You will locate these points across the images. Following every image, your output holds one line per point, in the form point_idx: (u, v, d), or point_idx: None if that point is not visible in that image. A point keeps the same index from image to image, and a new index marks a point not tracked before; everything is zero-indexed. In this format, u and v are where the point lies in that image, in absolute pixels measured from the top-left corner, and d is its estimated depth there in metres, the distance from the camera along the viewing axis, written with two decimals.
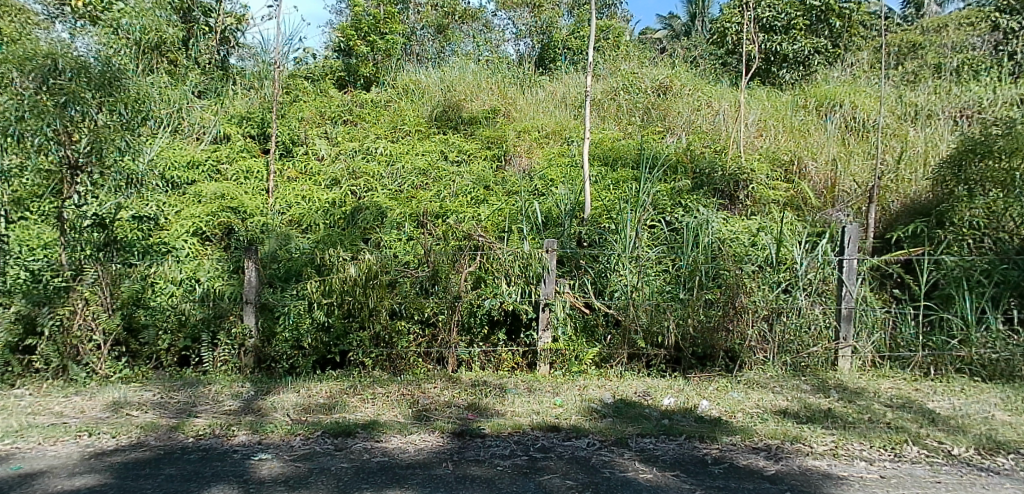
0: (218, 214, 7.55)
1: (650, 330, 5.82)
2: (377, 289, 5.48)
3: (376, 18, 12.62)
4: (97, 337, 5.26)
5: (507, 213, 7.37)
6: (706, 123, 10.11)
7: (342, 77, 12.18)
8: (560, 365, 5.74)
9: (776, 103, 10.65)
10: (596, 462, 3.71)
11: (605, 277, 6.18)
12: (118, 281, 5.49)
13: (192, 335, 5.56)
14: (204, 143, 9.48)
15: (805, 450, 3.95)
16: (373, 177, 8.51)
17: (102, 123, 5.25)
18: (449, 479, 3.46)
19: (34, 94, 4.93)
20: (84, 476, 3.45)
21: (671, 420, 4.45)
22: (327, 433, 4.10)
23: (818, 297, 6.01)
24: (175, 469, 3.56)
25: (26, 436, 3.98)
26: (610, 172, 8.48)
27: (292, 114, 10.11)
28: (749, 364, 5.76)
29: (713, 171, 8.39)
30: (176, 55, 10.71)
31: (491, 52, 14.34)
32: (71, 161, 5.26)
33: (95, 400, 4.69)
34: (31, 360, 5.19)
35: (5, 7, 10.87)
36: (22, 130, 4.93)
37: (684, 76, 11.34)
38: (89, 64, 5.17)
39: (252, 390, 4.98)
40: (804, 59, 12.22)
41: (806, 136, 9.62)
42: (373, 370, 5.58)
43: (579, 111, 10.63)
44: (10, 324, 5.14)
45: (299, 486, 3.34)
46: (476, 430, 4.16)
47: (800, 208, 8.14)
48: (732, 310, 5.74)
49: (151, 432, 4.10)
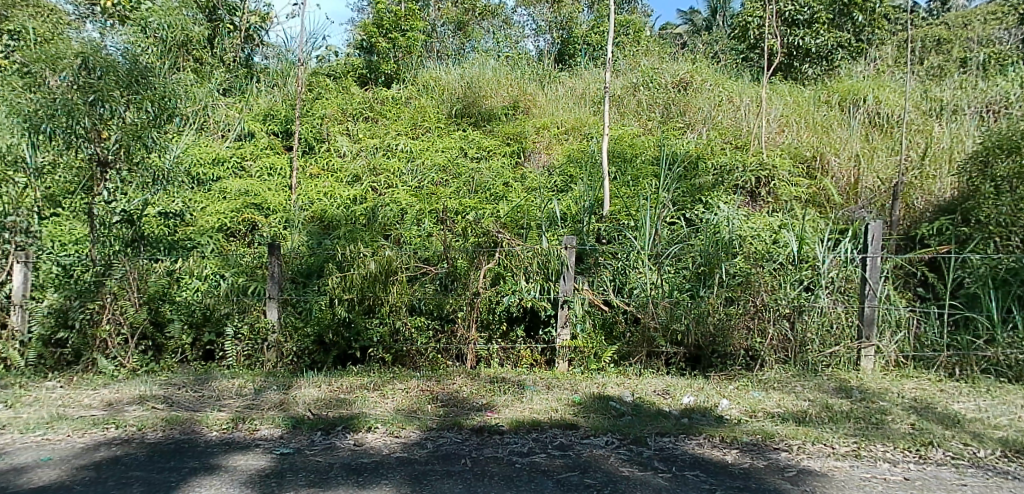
0: (242, 211, 7.62)
1: (669, 327, 5.80)
2: (397, 285, 5.59)
3: (397, 15, 12.60)
4: (124, 330, 5.40)
5: (525, 209, 7.36)
6: (727, 120, 10.02)
7: (363, 74, 12.29)
8: (578, 362, 5.82)
9: (799, 99, 10.55)
10: (614, 461, 3.72)
11: (625, 274, 6.18)
12: (145, 276, 5.58)
13: (215, 329, 5.58)
14: (229, 140, 9.59)
15: (827, 451, 3.94)
16: (394, 174, 8.58)
17: (131, 120, 5.34)
18: (467, 476, 3.49)
19: (64, 93, 5.05)
20: (110, 468, 3.51)
21: (690, 419, 4.45)
22: (347, 428, 4.15)
23: (840, 295, 6.00)
24: (199, 462, 3.62)
25: (56, 427, 4.07)
26: (631, 168, 8.45)
27: (315, 111, 10.17)
28: (769, 363, 5.73)
29: (734, 168, 8.31)
30: (201, 53, 10.81)
31: (511, 48, 14.31)
32: (100, 158, 5.35)
33: (122, 393, 4.78)
34: (62, 353, 5.39)
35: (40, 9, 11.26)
36: (53, 127, 5.05)
37: (704, 72, 11.25)
38: (118, 62, 5.25)
39: (274, 385, 5.04)
40: (826, 53, 12.06)
41: (829, 132, 9.50)
42: (393, 365, 5.65)
43: (598, 107, 10.58)
44: (43, 317, 5.34)
45: (321, 481, 3.38)
46: (495, 427, 4.19)
47: (822, 205, 8.06)
48: (753, 309, 5.72)
49: (176, 426, 4.17)
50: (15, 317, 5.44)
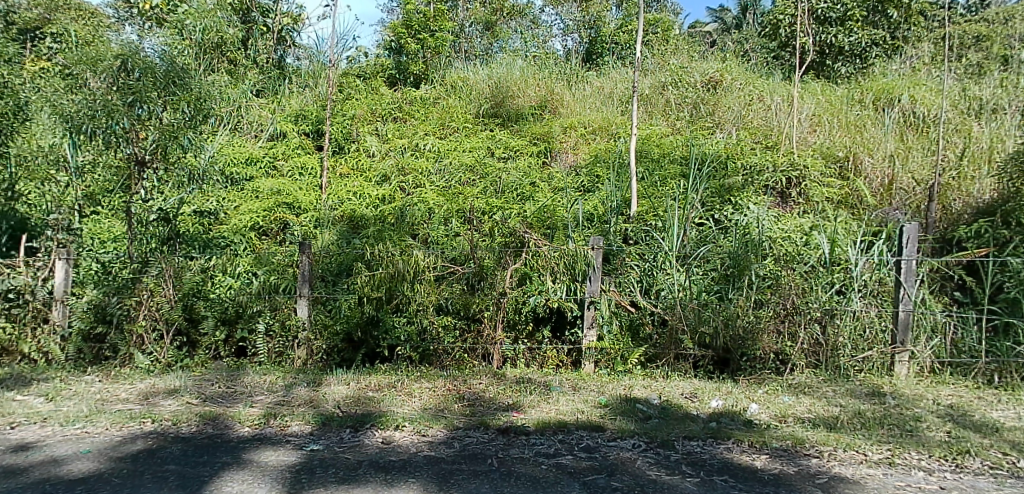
0: (274, 210, 7.74)
1: (698, 330, 5.72)
2: (425, 285, 5.61)
3: (426, 15, 12.68)
4: (160, 327, 5.53)
5: (552, 209, 7.35)
6: (758, 119, 9.88)
7: (392, 75, 12.39)
8: (604, 364, 5.81)
9: (831, 97, 10.36)
10: (641, 464, 3.70)
11: (652, 275, 6.11)
12: (180, 273, 5.68)
13: (248, 326, 5.66)
14: (262, 140, 9.75)
15: (860, 458, 3.86)
16: (422, 174, 8.64)
17: (167, 121, 5.44)
18: (494, 476, 3.50)
19: (104, 93, 5.21)
20: (146, 462, 3.59)
21: (718, 423, 4.40)
22: (375, 426, 4.19)
23: (873, 299, 5.90)
24: (231, 457, 3.69)
25: (95, 421, 4.18)
26: (659, 168, 8.36)
27: (345, 112, 10.27)
28: (800, 367, 5.64)
29: (764, 169, 8.21)
30: (236, 55, 10.98)
31: (539, 47, 14.29)
32: (138, 158, 5.46)
33: (157, 388, 4.90)
34: (100, 348, 5.55)
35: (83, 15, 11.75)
36: (95, 127, 5.23)
37: (734, 70, 11.11)
38: (155, 64, 5.36)
39: (304, 382, 5.11)
40: (860, 51, 11.84)
41: (862, 131, 9.31)
42: (420, 364, 5.69)
43: (626, 107, 10.53)
44: (83, 313, 5.51)
45: (349, 478, 3.42)
46: (521, 427, 4.19)
47: (855, 207, 7.92)
48: (783, 312, 5.67)
49: (209, 421, 4.25)
50: (57, 312, 5.60)
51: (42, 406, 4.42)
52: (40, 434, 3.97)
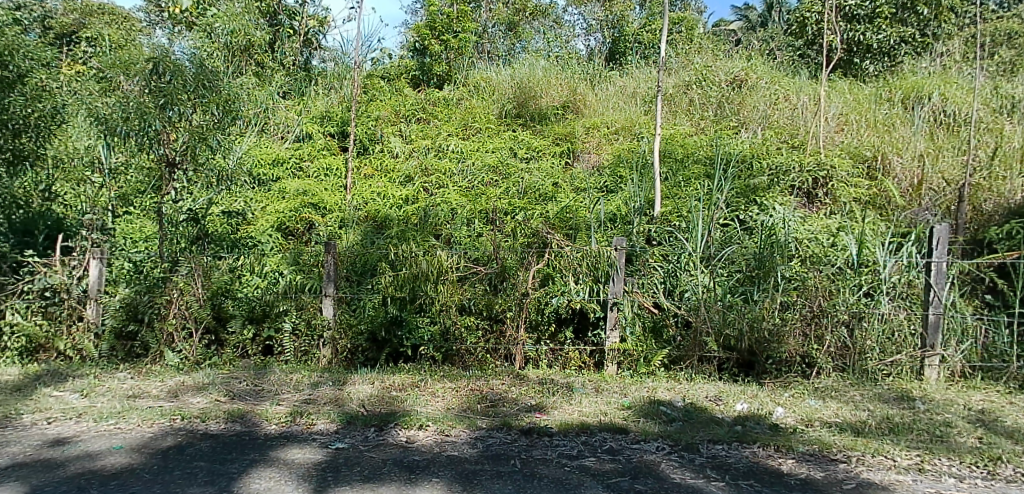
0: (300, 211, 7.86)
1: (723, 332, 5.65)
2: (448, 285, 5.64)
3: (449, 16, 12.75)
4: (190, 325, 5.63)
5: (574, 210, 7.35)
6: (784, 118, 9.76)
7: (416, 76, 12.45)
8: (627, 365, 5.77)
9: (859, 96, 10.20)
10: (664, 467, 3.68)
11: (676, 276, 6.08)
12: (209, 272, 5.78)
13: (275, 325, 5.75)
14: (288, 142, 9.87)
15: (888, 463, 3.80)
16: (445, 174, 8.68)
17: (197, 123, 5.57)
18: (517, 477, 3.51)
19: (138, 96, 5.31)
20: (176, 458, 3.66)
21: (744, 427, 4.36)
22: (399, 425, 4.22)
23: (902, 301, 5.79)
24: (258, 454, 3.74)
25: (127, 417, 4.27)
26: (683, 169, 8.30)
27: (369, 113, 10.34)
28: (827, 371, 5.55)
29: (790, 169, 8.13)
30: (263, 57, 11.13)
31: (561, 47, 14.27)
32: (169, 159, 5.62)
33: (187, 385, 4.99)
34: (132, 346, 5.68)
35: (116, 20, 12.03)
36: (128, 129, 5.34)
37: (760, 69, 10.99)
38: (185, 68, 5.44)
39: (329, 380, 5.18)
40: (889, 49, 11.63)
41: (891, 130, 9.14)
42: (443, 364, 5.72)
43: (649, 106, 10.48)
44: (116, 311, 5.66)
45: (373, 477, 3.45)
46: (544, 429, 4.20)
47: (883, 207, 7.80)
48: (810, 314, 5.58)
49: (237, 418, 4.32)
50: (91, 310, 5.74)
51: (77, 402, 4.53)
52: (75, 430, 4.06)
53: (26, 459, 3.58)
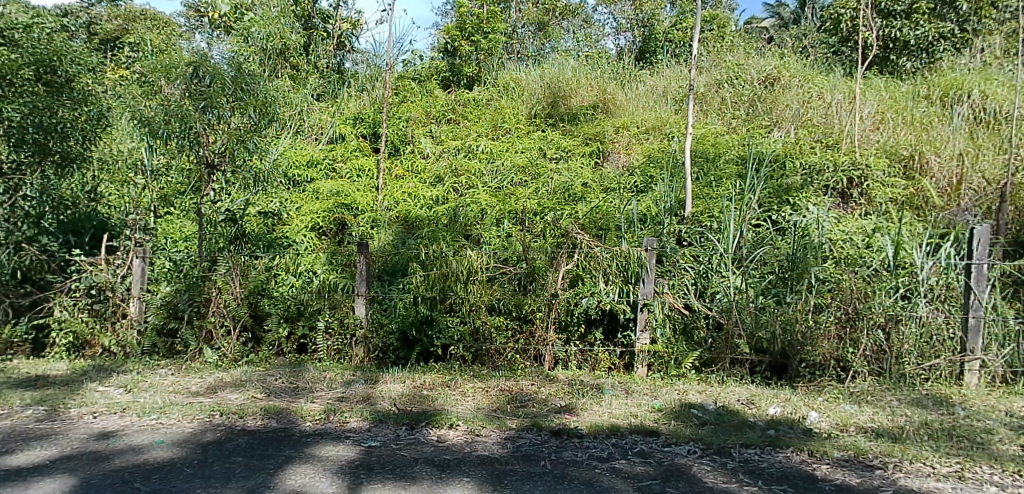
0: (334, 211, 7.98)
1: (754, 334, 5.59)
2: (477, 285, 5.70)
3: (479, 17, 12.80)
4: (227, 323, 5.75)
5: (604, 209, 7.33)
6: (818, 117, 9.59)
7: (446, 77, 12.51)
8: (657, 368, 5.75)
9: (896, 94, 9.99)
10: (696, 471, 3.66)
11: (707, 278, 6.03)
12: (246, 272, 5.91)
13: (309, 323, 5.85)
14: (322, 143, 10.03)
15: (927, 470, 3.73)
16: (475, 174, 8.72)
17: (235, 125, 5.72)
18: (548, 478, 3.52)
19: (179, 99, 5.47)
20: (215, 453, 3.75)
21: (777, 431, 4.31)
22: (430, 424, 4.27)
23: (941, 304, 5.63)
24: (293, 451, 3.81)
25: (168, 412, 4.39)
26: (714, 168, 8.22)
27: (400, 114, 10.44)
28: (862, 375, 5.47)
29: (824, 168, 8.00)
30: (298, 60, 11.36)
31: (591, 47, 14.21)
32: (208, 160, 5.79)
33: (225, 381, 5.12)
34: (173, 343, 5.86)
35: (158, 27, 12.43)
36: (169, 132, 5.50)
37: (794, 67, 10.83)
38: (224, 71, 5.58)
39: (362, 379, 5.25)
40: (927, 45, 11.36)
41: (929, 129, 8.93)
42: (472, 364, 5.76)
43: (680, 106, 10.40)
44: (158, 309, 5.83)
45: (405, 475, 3.50)
46: (574, 430, 4.21)
47: (921, 208, 7.61)
48: (845, 317, 5.49)
49: (273, 415, 4.41)
50: (134, 307, 5.89)
51: (121, 397, 4.68)
52: (119, 424, 4.19)
53: (73, 452, 3.71)
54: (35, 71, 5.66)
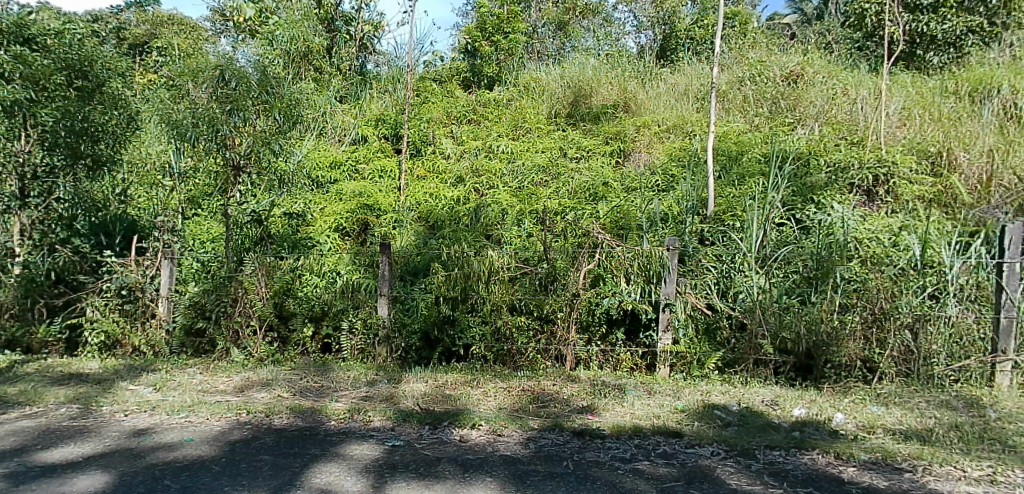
0: (356, 212, 8.06)
1: (779, 335, 5.51)
2: (498, 285, 5.73)
3: (499, 17, 12.81)
4: (253, 322, 5.84)
5: (625, 209, 7.30)
6: (843, 114, 9.45)
7: (466, 78, 12.55)
8: (679, 368, 5.73)
9: (923, 89, 9.80)
10: (720, 473, 3.64)
11: (729, 278, 5.97)
12: (272, 272, 6.01)
13: (333, 323, 5.93)
14: (345, 144, 10.13)
15: (958, 474, 3.66)
16: (495, 175, 8.73)
17: (261, 128, 5.80)
18: (571, 478, 3.53)
19: (206, 103, 5.58)
20: (243, 451, 3.81)
21: (802, 433, 4.26)
22: (453, 424, 4.29)
23: (971, 304, 5.52)
24: (319, 449, 3.86)
25: (197, 411, 4.47)
26: (737, 167, 8.15)
27: (421, 115, 10.49)
28: (889, 376, 5.38)
29: (849, 165, 7.89)
30: (321, 63, 11.48)
31: (612, 45, 14.16)
32: (234, 163, 5.88)
33: (251, 381, 5.20)
34: (201, 342, 5.95)
35: (186, 32, 12.65)
36: (197, 135, 5.61)
37: (817, 63, 10.69)
38: (249, 74, 5.68)
39: (385, 378, 5.28)
40: (955, 40, 11.14)
41: (957, 125, 8.75)
42: (494, 364, 5.75)
43: (702, 104, 10.32)
44: (186, 309, 5.91)
45: (428, 474, 3.52)
46: (596, 430, 4.20)
47: (950, 206, 7.47)
48: (871, 317, 5.41)
49: (299, 414, 4.47)
50: (163, 308, 6.03)
51: (151, 396, 4.77)
52: (150, 422, 4.28)
53: (106, 449, 3.79)
54: (67, 77, 5.81)
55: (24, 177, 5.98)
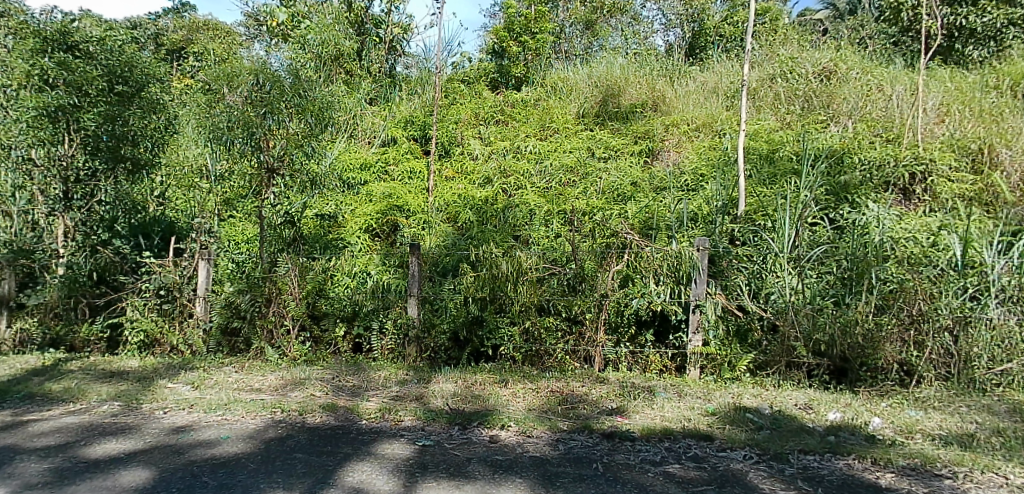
0: (386, 213, 8.14)
1: (812, 337, 5.43)
2: (527, 285, 5.74)
3: (527, 17, 12.80)
4: (287, 322, 5.98)
5: (654, 209, 7.25)
6: (877, 110, 9.25)
7: (494, 78, 12.58)
8: (710, 370, 5.67)
9: (962, 84, 9.54)
10: (752, 477, 3.59)
11: (761, 278, 5.89)
12: (304, 272, 6.10)
13: (365, 323, 6.03)
14: (374, 146, 10.23)
15: (1000, 481, 3.56)
16: (523, 175, 8.74)
17: (294, 130, 5.89)
18: (601, 481, 3.52)
19: (241, 107, 5.69)
20: (278, 449, 3.88)
21: (837, 437, 4.19)
22: (482, 424, 4.30)
23: (1014, 305, 5.37)
24: (351, 448, 3.91)
25: (232, 409, 4.56)
26: (769, 166, 8.03)
27: (449, 116, 10.54)
28: (927, 379, 5.25)
29: (885, 163, 7.73)
30: (351, 66, 11.57)
31: (640, 44, 14.06)
32: (268, 166, 5.98)
33: (284, 380, 5.28)
34: (235, 341, 6.07)
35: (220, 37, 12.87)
36: (232, 138, 5.74)
37: (851, 59, 10.46)
38: (283, 78, 5.79)
39: (415, 378, 5.32)
40: (995, 33, 10.83)
41: (998, 121, 8.51)
42: (523, 364, 5.78)
43: (732, 101, 10.19)
44: (222, 309, 6.03)
45: (459, 474, 3.54)
46: (626, 433, 4.18)
47: (991, 204, 7.27)
48: (908, 319, 5.28)
49: (331, 413, 4.53)
50: (200, 308, 6.13)
51: (188, 394, 4.88)
52: (188, 419, 4.38)
53: (147, 446, 3.89)
54: (108, 83, 5.99)
55: (67, 180, 6.16)
